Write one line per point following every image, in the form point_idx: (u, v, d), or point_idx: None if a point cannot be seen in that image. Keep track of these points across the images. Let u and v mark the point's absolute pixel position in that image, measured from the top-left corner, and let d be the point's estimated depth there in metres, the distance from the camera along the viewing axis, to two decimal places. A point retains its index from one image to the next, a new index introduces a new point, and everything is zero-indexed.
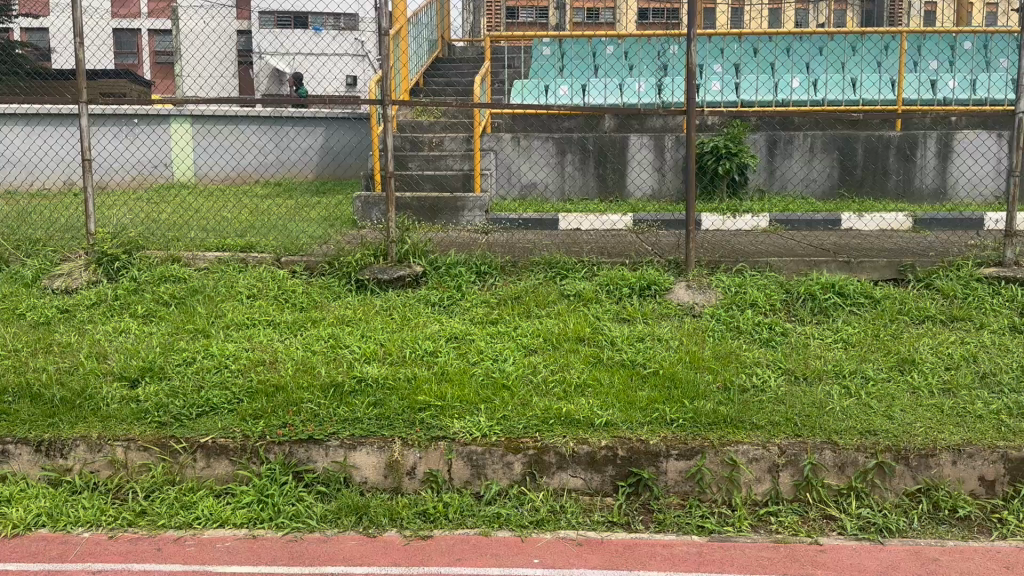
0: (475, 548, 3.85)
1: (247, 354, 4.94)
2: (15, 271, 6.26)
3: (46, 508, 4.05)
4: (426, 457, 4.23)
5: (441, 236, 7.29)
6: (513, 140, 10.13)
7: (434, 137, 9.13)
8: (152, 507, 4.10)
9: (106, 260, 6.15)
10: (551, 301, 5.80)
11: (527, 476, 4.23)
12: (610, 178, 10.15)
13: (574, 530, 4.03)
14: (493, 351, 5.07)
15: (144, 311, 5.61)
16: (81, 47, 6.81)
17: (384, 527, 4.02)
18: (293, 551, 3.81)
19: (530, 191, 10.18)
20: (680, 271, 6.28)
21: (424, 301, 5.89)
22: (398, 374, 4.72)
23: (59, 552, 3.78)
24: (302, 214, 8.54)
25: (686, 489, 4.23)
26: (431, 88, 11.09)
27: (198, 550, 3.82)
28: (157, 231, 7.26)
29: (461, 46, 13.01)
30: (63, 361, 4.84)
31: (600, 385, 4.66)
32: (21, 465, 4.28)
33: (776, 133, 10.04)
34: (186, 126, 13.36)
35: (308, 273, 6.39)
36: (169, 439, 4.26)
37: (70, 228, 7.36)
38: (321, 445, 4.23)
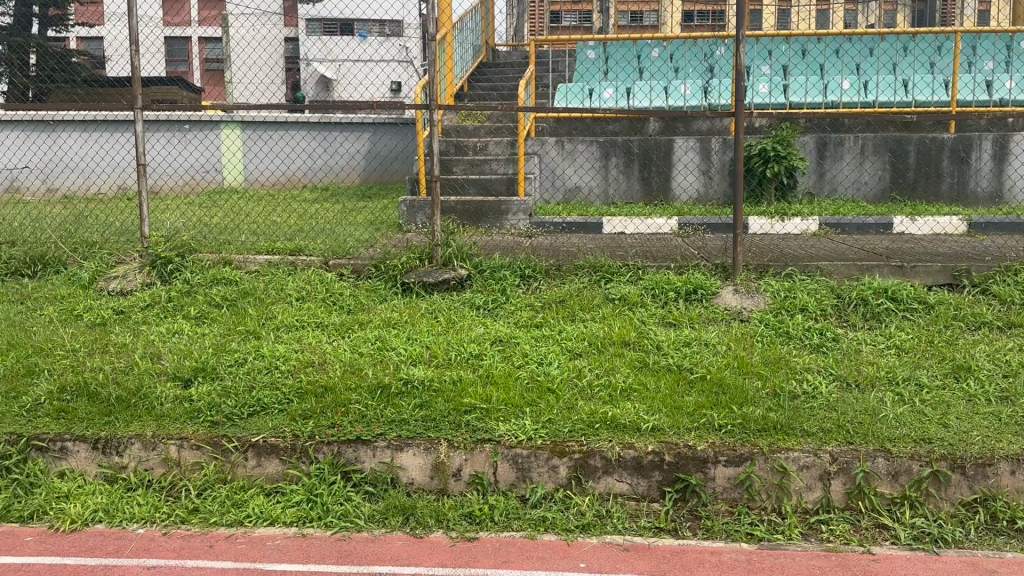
0: (522, 550, 3.85)
1: (296, 355, 5.01)
2: (73, 274, 6.44)
3: (102, 505, 4.15)
4: (472, 459, 4.24)
5: (486, 240, 7.30)
6: (558, 143, 10.15)
7: (479, 141, 9.11)
8: (204, 505, 4.16)
9: (160, 262, 6.29)
10: (596, 305, 5.78)
11: (573, 480, 4.22)
12: (655, 181, 10.08)
13: (621, 535, 4.00)
14: (538, 354, 5.07)
15: (197, 312, 5.72)
16: (136, 55, 6.95)
17: (431, 527, 4.04)
18: (341, 551, 3.85)
19: (574, 195, 10.18)
20: (728, 275, 6.21)
21: (469, 304, 5.91)
22: (444, 376, 4.74)
23: (116, 547, 3.87)
24: (348, 218, 8.63)
25: (734, 496, 4.18)
26: (475, 92, 11.15)
27: (249, 548, 3.88)
28: (209, 234, 7.41)
29: (505, 51, 13.07)
30: (119, 361, 4.95)
31: (647, 390, 4.63)
32: (79, 461, 4.40)
33: (826, 135, 9.88)
34: (236, 130, 13.47)
35: (355, 276, 6.46)
36: (221, 438, 4.34)
37: (125, 231, 7.53)
38: (368, 446, 4.27)
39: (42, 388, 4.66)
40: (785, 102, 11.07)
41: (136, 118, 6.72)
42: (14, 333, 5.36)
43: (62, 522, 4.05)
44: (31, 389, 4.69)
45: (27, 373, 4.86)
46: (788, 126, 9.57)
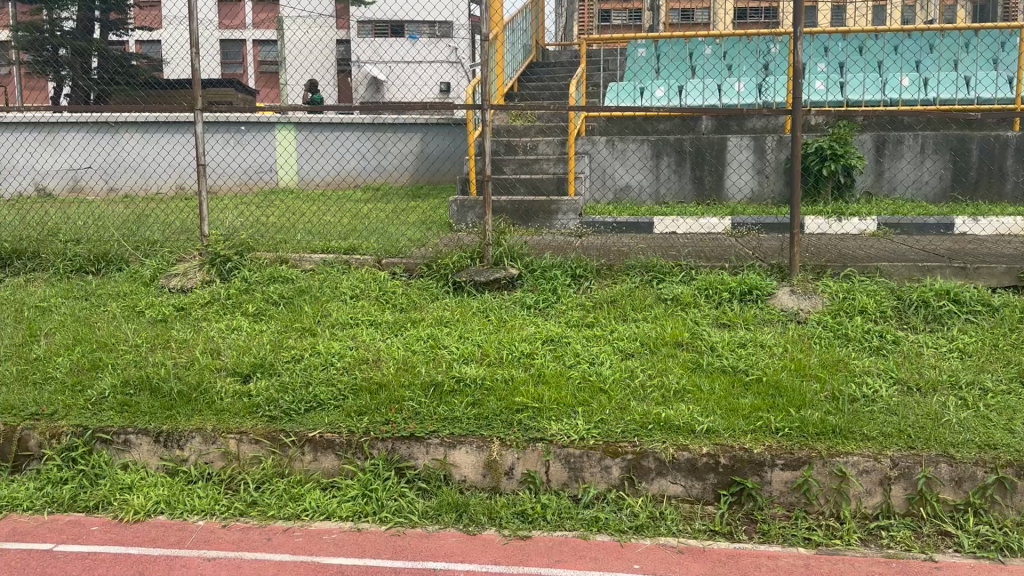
0: (574, 550, 3.84)
1: (351, 352, 5.09)
2: (135, 271, 6.62)
3: (164, 497, 4.24)
4: (525, 458, 4.24)
5: (536, 239, 7.28)
6: (609, 142, 10.10)
7: (529, 140, 9.13)
8: (263, 498, 4.24)
9: (219, 261, 6.42)
10: (648, 305, 5.74)
11: (626, 481, 4.19)
12: (707, 180, 9.99)
13: (675, 538, 3.95)
14: (590, 353, 5.05)
15: (255, 310, 5.83)
16: (196, 56, 7.11)
17: (484, 525, 4.05)
18: (396, 546, 3.88)
19: (623, 195, 10.12)
20: (784, 275, 6.11)
21: (519, 303, 5.92)
22: (496, 375, 4.76)
23: (177, 538, 3.96)
24: (400, 218, 8.71)
25: (791, 500, 4.11)
26: (526, 92, 11.17)
27: (306, 541, 3.94)
28: (266, 234, 7.54)
29: (554, 50, 13.08)
30: (180, 357, 5.06)
31: (701, 391, 4.58)
32: (141, 454, 4.50)
33: (885, 133, 9.66)
34: (291, 132, 13.87)
35: (408, 275, 6.52)
36: (279, 432, 4.42)
37: (185, 230, 7.70)
38: (422, 443, 4.31)
39: (107, 382, 4.79)
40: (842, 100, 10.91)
41: (196, 118, 6.89)
42: (81, 328, 5.53)
43: (126, 513, 4.16)
44: (96, 382, 4.84)
45: (93, 367, 5.00)
46: (846, 124, 9.39)
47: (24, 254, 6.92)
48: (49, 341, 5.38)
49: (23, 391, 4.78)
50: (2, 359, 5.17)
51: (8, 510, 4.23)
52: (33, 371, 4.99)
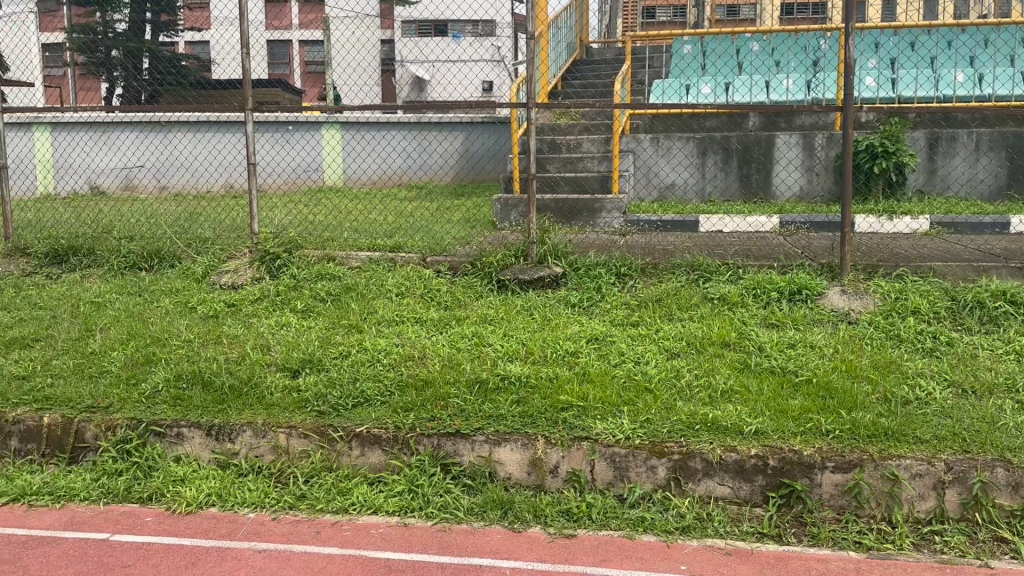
0: (620, 549, 3.82)
1: (397, 349, 5.14)
2: (188, 268, 6.75)
3: (216, 489, 4.33)
4: (570, 456, 4.24)
5: (579, 237, 7.26)
6: (654, 140, 10.03)
7: (573, 138, 9.12)
8: (311, 492, 4.31)
9: (269, 258, 6.53)
10: (694, 304, 5.69)
11: (672, 482, 4.16)
12: (754, 179, 9.87)
13: (723, 539, 3.92)
14: (635, 352, 5.02)
15: (304, 306, 5.91)
16: (247, 57, 7.22)
17: (529, 523, 4.05)
18: (442, 541, 3.91)
19: (667, 193, 10.09)
20: (834, 275, 6.02)
21: (563, 302, 5.91)
22: (540, 373, 4.75)
23: (229, 530, 4.04)
24: (445, 217, 8.74)
25: (842, 503, 4.04)
26: (570, 90, 11.14)
27: (354, 535, 3.99)
28: (314, 232, 7.64)
29: (597, 48, 13.03)
30: (231, 352, 5.16)
31: (749, 392, 4.53)
32: (193, 447, 4.60)
33: (939, 130, 9.44)
34: (337, 132, 13.88)
35: (452, 273, 6.56)
36: (327, 427, 4.47)
37: (236, 228, 7.84)
38: (467, 440, 4.33)
39: (160, 376, 4.90)
40: (894, 96, 10.72)
41: (246, 118, 7.01)
42: (135, 323, 5.66)
43: (178, 504, 4.25)
44: (150, 376, 4.95)
45: (147, 361, 5.12)
46: (898, 121, 9.20)
47: (80, 250, 7.09)
48: (105, 335, 5.52)
49: (80, 384, 4.92)
50: (61, 352, 5.32)
51: (66, 499, 4.35)
52: (90, 365, 5.13)
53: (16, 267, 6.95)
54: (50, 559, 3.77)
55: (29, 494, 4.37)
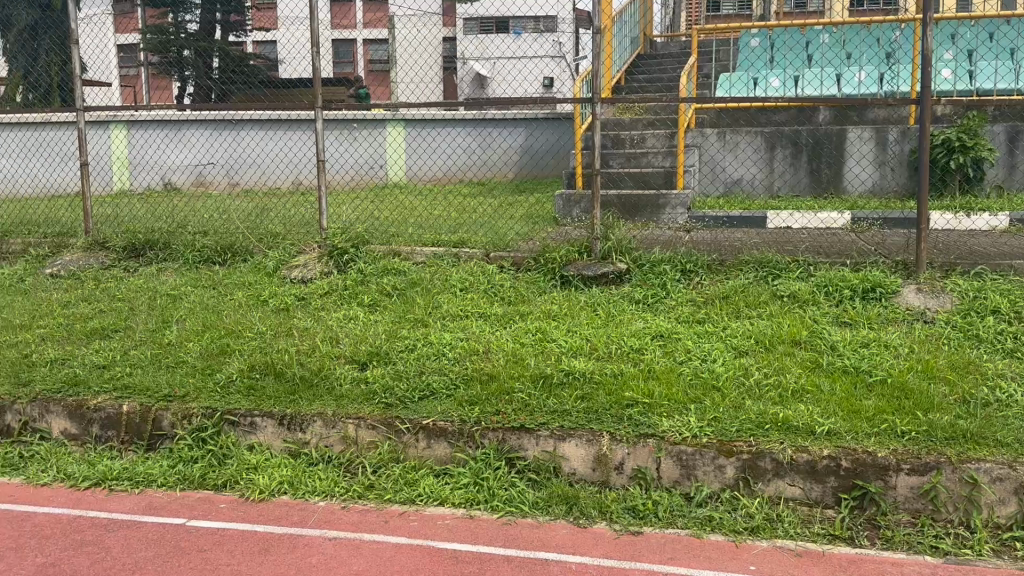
0: (688, 548, 3.79)
1: (462, 343, 5.19)
2: (259, 262, 6.91)
3: (287, 478, 4.44)
4: (635, 454, 4.21)
5: (644, 233, 7.21)
6: (720, 134, 9.91)
7: (637, 134, 9.06)
8: (379, 482, 4.39)
9: (337, 253, 6.67)
10: (762, 302, 5.60)
11: (741, 481, 4.10)
12: (824, 174, 9.69)
13: (793, 540, 3.85)
14: (702, 350, 4.96)
15: (370, 301, 6.01)
16: (317, 55, 7.36)
17: (594, 518, 4.05)
18: (508, 535, 3.93)
19: (733, 187, 9.98)
20: (909, 272, 5.87)
21: (627, 298, 5.88)
22: (605, 369, 4.74)
23: (300, 518, 4.14)
24: (508, 213, 8.77)
25: (918, 506, 3.93)
26: (633, 85, 11.07)
27: (421, 525, 4.04)
28: (380, 227, 7.76)
29: (661, 42, 12.91)
30: (302, 344, 5.28)
31: (820, 392, 4.44)
32: (266, 436, 4.71)
33: (1020, 123, 9.12)
34: (401, 129, 14.26)
35: (515, 268, 6.57)
36: (394, 419, 4.54)
37: (305, 224, 8.01)
38: (532, 434, 4.35)
39: (234, 367, 5.04)
40: (971, 88, 10.39)
41: (316, 115, 7.15)
42: (209, 316, 5.82)
43: (252, 492, 4.36)
44: (224, 367, 5.09)
45: (221, 353, 5.26)
46: (976, 115, 8.90)
47: (156, 244, 7.33)
48: (181, 327, 5.69)
49: (158, 373, 5.09)
50: (139, 343, 5.50)
51: (144, 485, 4.51)
52: (167, 355, 5.29)
53: (97, 260, 7.20)
54: (130, 542, 3.92)
55: (110, 479, 4.55)
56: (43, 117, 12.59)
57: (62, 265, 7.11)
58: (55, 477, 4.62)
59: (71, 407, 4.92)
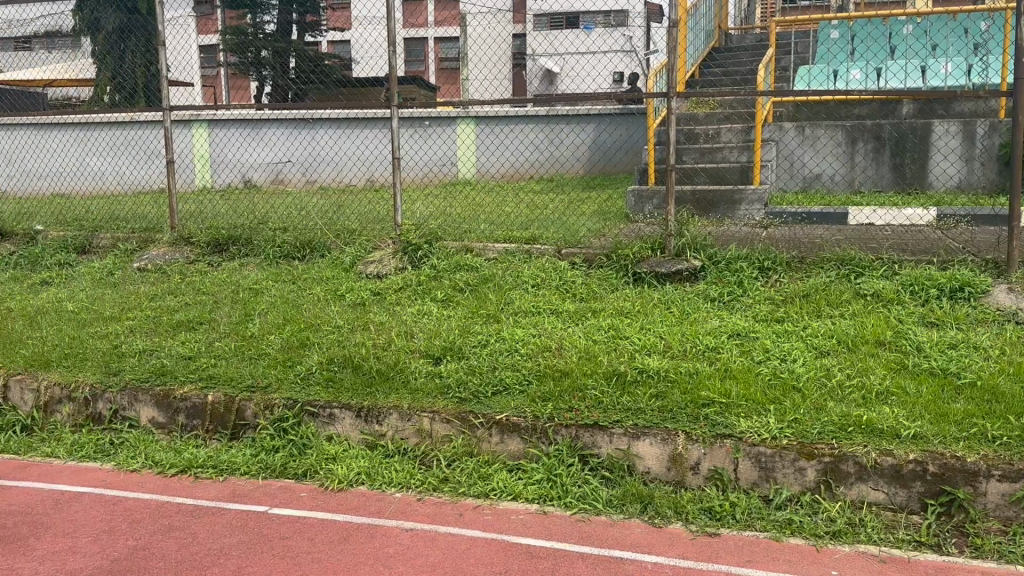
0: (767, 551, 3.73)
1: (534, 339, 5.20)
2: (336, 258, 7.07)
3: (365, 469, 4.53)
4: (712, 454, 4.15)
5: (720, 230, 7.11)
6: (799, 129, 9.79)
7: (711, 128, 8.92)
8: (454, 475, 4.44)
9: (410, 249, 6.77)
10: (844, 301, 5.46)
11: (822, 484, 4.01)
12: (908, 169, 9.39)
13: (876, 546, 3.76)
14: (780, 350, 4.86)
15: (443, 296, 6.08)
16: (394, 55, 7.46)
17: (670, 518, 4.01)
18: (583, 532, 3.93)
19: (813, 183, 9.69)
20: (1000, 271, 5.67)
21: (703, 296, 5.79)
22: (680, 367, 4.70)
23: (377, 508, 4.22)
24: (579, 209, 8.75)
25: (1009, 514, 3.78)
26: (707, 79, 10.90)
27: (496, 519, 4.07)
28: (453, 224, 7.84)
29: (736, 35, 12.69)
30: (378, 338, 5.38)
31: (906, 394, 4.31)
32: (344, 427, 4.81)
33: None
34: (471, 126, 14.17)
35: (588, 265, 6.55)
36: (468, 413, 4.59)
37: (380, 220, 8.15)
38: (605, 432, 4.33)
39: (314, 359, 5.16)
40: None
41: (391, 113, 7.25)
42: (290, 310, 5.98)
43: (331, 481, 4.47)
44: (304, 359, 5.22)
45: (301, 346, 5.40)
46: None
47: (239, 239, 7.56)
48: (262, 319, 5.86)
49: (242, 364, 5.25)
50: (223, 335, 5.68)
51: (228, 473, 4.66)
52: (249, 347, 5.45)
53: (182, 254, 7.47)
54: (215, 528, 4.05)
55: (195, 466, 4.72)
56: (130, 116, 13.22)
57: (149, 259, 7.39)
58: (144, 464, 4.81)
59: (159, 396, 5.11)
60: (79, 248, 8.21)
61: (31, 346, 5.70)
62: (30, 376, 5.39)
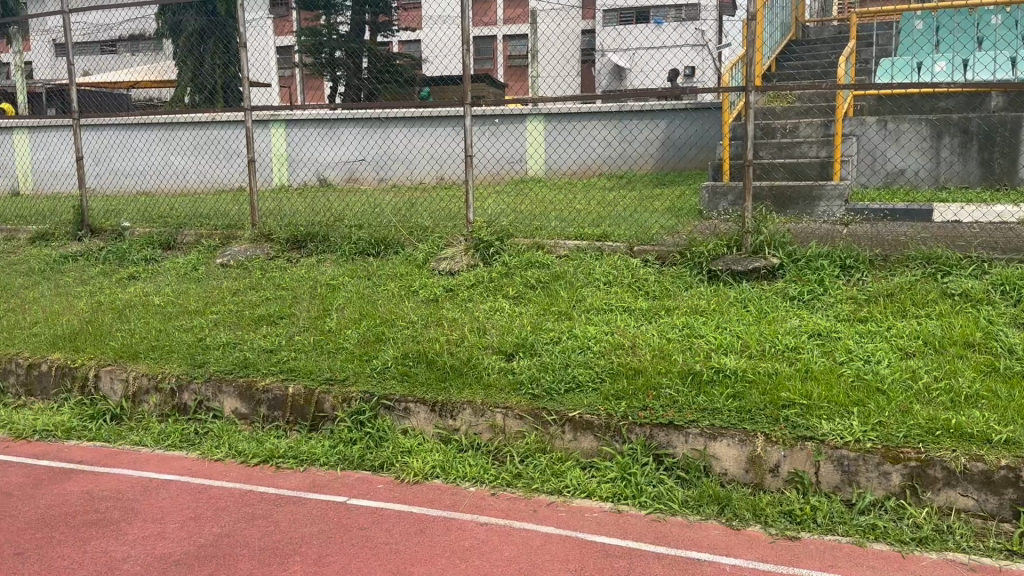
0: (850, 557, 3.64)
1: (608, 337, 5.18)
2: (410, 254, 7.18)
3: (439, 463, 4.59)
4: (793, 456, 4.07)
5: (798, 227, 6.94)
6: (880, 123, 9.43)
7: (789, 122, 8.75)
8: (527, 471, 4.46)
9: (482, 246, 6.85)
10: (930, 300, 5.29)
11: (907, 490, 3.89)
12: (998, 165, 9.08)
13: (965, 554, 3.64)
14: (863, 350, 4.74)
15: (516, 293, 6.11)
16: (467, 53, 7.52)
17: (748, 521, 3.95)
18: (658, 532, 3.91)
19: (896, 178, 9.50)
20: None
21: (782, 295, 5.68)
22: (759, 367, 4.62)
23: (452, 502, 4.27)
24: (650, 206, 8.68)
25: None
26: (783, 73, 10.68)
27: (570, 516, 4.09)
28: (524, 221, 7.87)
29: (812, 28, 12.41)
30: (451, 334, 5.44)
31: (996, 398, 4.15)
32: (419, 421, 4.88)
33: None
34: (540, 124, 14.13)
35: (660, 262, 6.50)
36: (541, 410, 4.60)
37: (452, 217, 8.24)
38: (681, 432, 4.29)
39: (389, 354, 5.25)
40: None
41: (465, 111, 7.32)
42: (366, 305, 6.10)
43: (407, 474, 4.55)
44: (380, 354, 5.31)
45: (377, 340, 5.51)
46: None
47: (317, 236, 7.73)
48: (339, 314, 5.99)
49: (321, 358, 5.38)
50: (302, 329, 5.83)
51: (308, 463, 4.79)
52: (328, 341, 5.58)
53: (263, 251, 7.68)
54: (297, 518, 4.16)
55: (277, 456, 4.85)
56: (212, 116, 13.64)
57: (232, 255, 7.64)
58: (228, 453, 4.97)
59: (242, 387, 5.27)
60: (164, 244, 8.52)
61: (121, 338, 5.94)
62: (120, 367, 5.61)
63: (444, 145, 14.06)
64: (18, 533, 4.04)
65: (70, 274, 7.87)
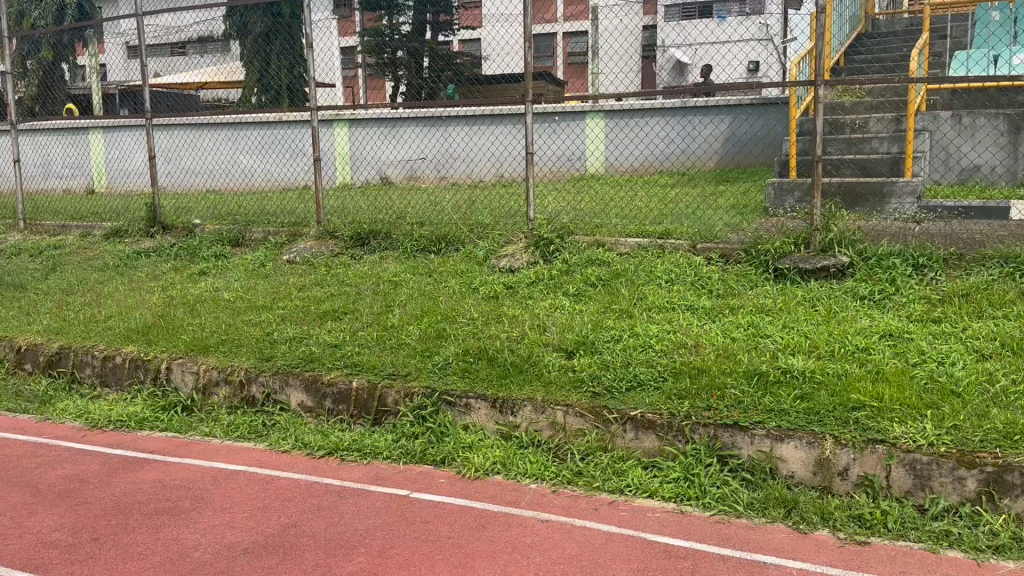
0: (922, 563, 3.55)
1: (670, 336, 5.14)
2: (471, 251, 7.23)
3: (500, 459, 4.62)
4: (862, 460, 3.98)
5: (867, 224, 6.76)
6: (954, 118, 9.12)
7: (858, 118, 8.54)
8: (589, 469, 4.46)
9: (543, 243, 6.86)
10: (1008, 301, 5.12)
11: (984, 496, 3.78)
12: None
13: None
14: (938, 351, 4.61)
15: (576, 291, 6.10)
16: (529, 50, 7.52)
17: (816, 525, 3.88)
18: (722, 533, 3.87)
19: (972, 174, 9.19)
20: None
21: (851, 294, 5.56)
22: (827, 368, 4.53)
23: (514, 498, 4.30)
24: (712, 203, 8.57)
25: None
26: (851, 66, 10.43)
27: (632, 516, 4.07)
28: (584, 218, 7.85)
29: (882, 20, 12.09)
30: (512, 331, 5.46)
31: None
32: (480, 417, 4.92)
33: None
34: (600, 121, 13.99)
35: (724, 260, 6.41)
36: (602, 408, 4.59)
37: (512, 214, 8.27)
38: (746, 433, 4.23)
39: (450, 350, 5.30)
40: None
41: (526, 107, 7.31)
42: (428, 301, 6.17)
43: (468, 469, 4.59)
44: (442, 350, 5.36)
45: (438, 336, 5.56)
46: None
47: (379, 233, 7.84)
48: (402, 310, 6.07)
49: (384, 353, 5.45)
50: (366, 325, 5.92)
51: (371, 457, 4.87)
52: (391, 337, 5.66)
53: (328, 248, 7.83)
54: (361, 510, 4.24)
55: (342, 449, 4.95)
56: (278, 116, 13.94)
57: (298, 252, 7.79)
58: (294, 445, 5.08)
59: (308, 381, 5.38)
60: (233, 241, 8.73)
61: (192, 333, 6.11)
62: (191, 359, 5.78)
63: (504, 142, 13.91)
64: (96, 519, 4.20)
65: (143, 270, 8.13)
